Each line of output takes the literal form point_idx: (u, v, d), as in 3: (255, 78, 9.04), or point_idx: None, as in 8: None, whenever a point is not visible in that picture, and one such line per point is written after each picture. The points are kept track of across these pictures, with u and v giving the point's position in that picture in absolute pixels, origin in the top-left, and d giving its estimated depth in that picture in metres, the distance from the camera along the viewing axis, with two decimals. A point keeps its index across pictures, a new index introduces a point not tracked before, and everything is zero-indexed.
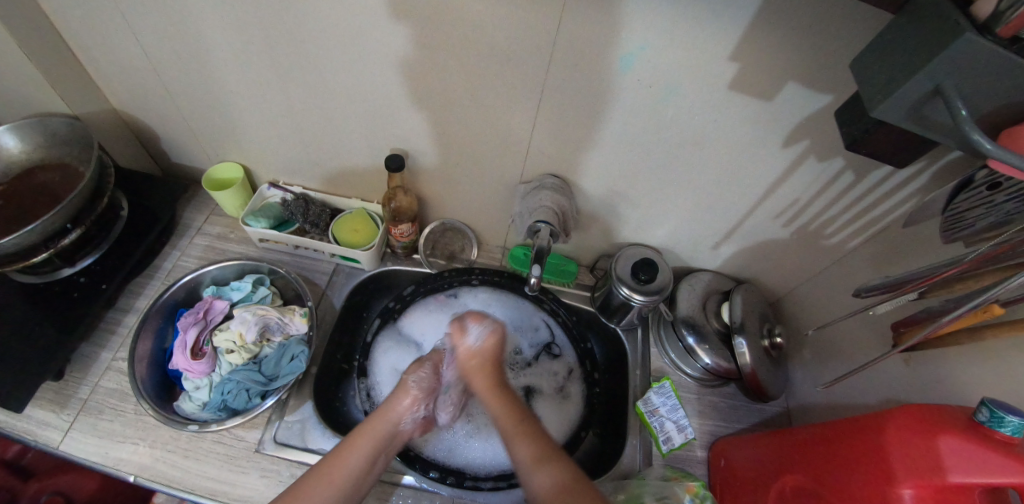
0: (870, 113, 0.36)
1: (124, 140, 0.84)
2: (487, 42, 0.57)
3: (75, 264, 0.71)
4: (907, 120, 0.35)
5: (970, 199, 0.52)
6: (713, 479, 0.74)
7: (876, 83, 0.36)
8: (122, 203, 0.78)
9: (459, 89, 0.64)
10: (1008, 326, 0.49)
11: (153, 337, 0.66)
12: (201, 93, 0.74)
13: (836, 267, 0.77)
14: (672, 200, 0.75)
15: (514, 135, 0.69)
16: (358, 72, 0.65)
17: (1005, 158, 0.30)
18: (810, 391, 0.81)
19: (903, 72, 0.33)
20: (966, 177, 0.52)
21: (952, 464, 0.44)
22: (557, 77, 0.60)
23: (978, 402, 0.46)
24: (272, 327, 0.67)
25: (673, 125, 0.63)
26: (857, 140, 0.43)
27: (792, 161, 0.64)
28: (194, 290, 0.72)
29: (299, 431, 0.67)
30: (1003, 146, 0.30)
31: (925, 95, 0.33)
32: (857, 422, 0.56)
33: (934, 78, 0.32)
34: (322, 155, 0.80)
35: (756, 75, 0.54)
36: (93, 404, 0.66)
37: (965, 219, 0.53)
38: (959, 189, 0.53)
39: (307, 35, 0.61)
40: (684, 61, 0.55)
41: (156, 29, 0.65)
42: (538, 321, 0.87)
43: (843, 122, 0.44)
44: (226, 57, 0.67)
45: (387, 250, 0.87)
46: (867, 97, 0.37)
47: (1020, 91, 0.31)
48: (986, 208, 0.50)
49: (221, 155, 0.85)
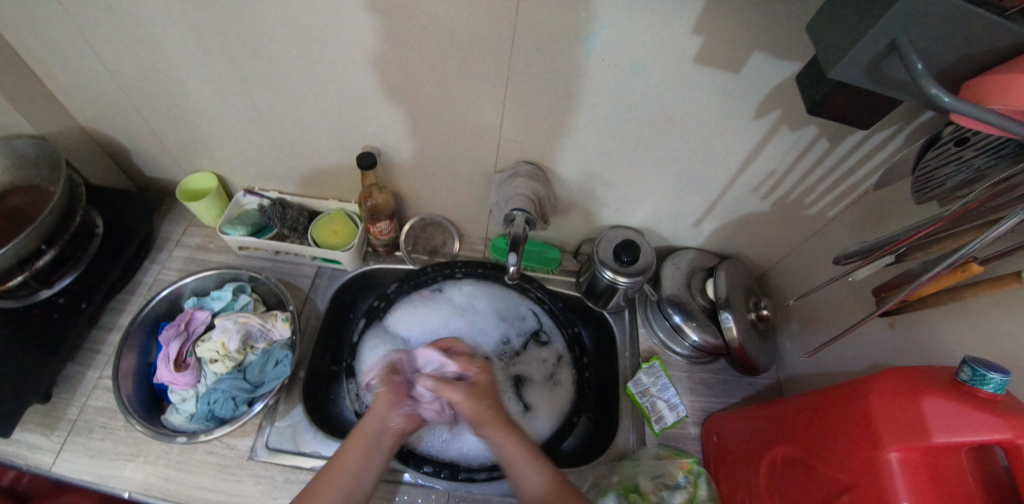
0: (828, 75, 0.35)
1: (94, 157, 0.83)
2: (448, 32, 0.56)
3: (53, 286, 0.70)
4: (866, 80, 0.34)
5: (940, 156, 0.51)
6: (707, 454, 0.74)
7: (830, 45, 0.35)
8: (98, 220, 0.77)
9: (424, 83, 0.63)
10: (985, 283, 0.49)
11: (137, 352, 0.66)
12: (165, 104, 0.72)
13: (818, 237, 0.77)
14: (650, 180, 0.74)
15: (485, 125, 0.68)
16: (321, 71, 0.63)
17: (964, 112, 0.29)
18: (799, 361, 0.81)
19: (857, 31, 0.32)
20: (932, 135, 0.52)
21: (937, 424, 0.44)
22: (522, 63, 0.59)
23: (960, 362, 0.46)
24: (255, 334, 0.66)
25: (643, 104, 0.62)
26: (821, 104, 0.42)
27: (766, 132, 0.63)
28: (176, 303, 0.72)
29: (291, 435, 0.67)
30: (963, 100, 0.29)
31: (880, 53, 0.32)
32: (843, 389, 0.55)
33: (887, 35, 0.31)
34: (295, 159, 0.79)
35: (722, 47, 0.53)
36: (82, 424, 0.66)
37: (934, 178, 0.53)
38: (926, 147, 0.53)
39: (264, 37, 0.60)
40: (648, 37, 0.53)
41: (111, 42, 0.63)
42: (525, 309, 0.86)
43: (808, 88, 0.43)
44: (186, 66, 0.66)
45: (369, 249, 0.87)
46: (825, 59, 0.36)
47: (977, 42, 0.30)
48: (955, 166, 0.50)
49: (194, 165, 0.84)
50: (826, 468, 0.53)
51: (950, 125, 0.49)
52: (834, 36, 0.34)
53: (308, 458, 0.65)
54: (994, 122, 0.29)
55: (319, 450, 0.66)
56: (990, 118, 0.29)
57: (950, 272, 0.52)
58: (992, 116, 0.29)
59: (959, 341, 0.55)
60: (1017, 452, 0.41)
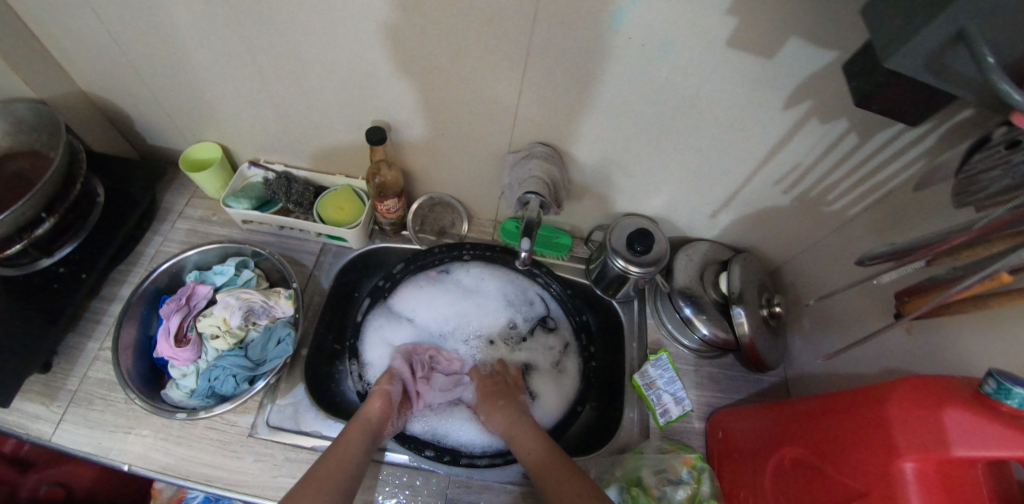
0: (882, 64, 0.33)
1: (97, 123, 0.80)
2: (464, 3, 0.53)
3: (53, 254, 0.69)
4: (923, 72, 0.32)
5: (986, 161, 0.47)
6: (711, 450, 0.74)
7: (888, 31, 0.32)
8: (99, 189, 0.75)
9: (440, 56, 0.60)
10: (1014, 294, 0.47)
11: (137, 325, 0.65)
12: (168, 69, 0.69)
13: (838, 234, 0.75)
14: (668, 167, 0.72)
15: (500, 104, 0.66)
16: (329, 42, 0.60)
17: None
18: (809, 360, 0.80)
19: (922, 16, 0.30)
20: (983, 136, 0.47)
21: (955, 437, 0.43)
22: (543, 38, 0.55)
23: (984, 374, 0.44)
24: (257, 311, 0.63)
25: (668, 88, 0.59)
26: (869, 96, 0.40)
27: (795, 123, 0.60)
28: (178, 276, 0.70)
29: (292, 414, 0.66)
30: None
31: (947, 41, 0.29)
32: (859, 393, 0.54)
33: (957, 22, 0.28)
34: (301, 131, 0.77)
35: (758, 29, 0.50)
36: (83, 395, 0.65)
37: (980, 181, 0.48)
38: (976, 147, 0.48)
39: (272, 1, 0.56)
40: (680, 16, 0.50)
41: (111, 3, 0.60)
42: (533, 294, 0.84)
43: (856, 76, 0.40)
44: (190, 29, 0.62)
45: (375, 228, 0.84)
46: (879, 45, 0.33)
47: None
48: (1004, 169, 0.45)
49: (197, 134, 0.81)
50: (836, 472, 0.52)
51: (1004, 127, 0.45)
52: (893, 22, 0.32)
53: (309, 438, 0.64)
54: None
55: (320, 430, 0.66)
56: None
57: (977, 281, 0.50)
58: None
59: (980, 349, 0.54)
60: None
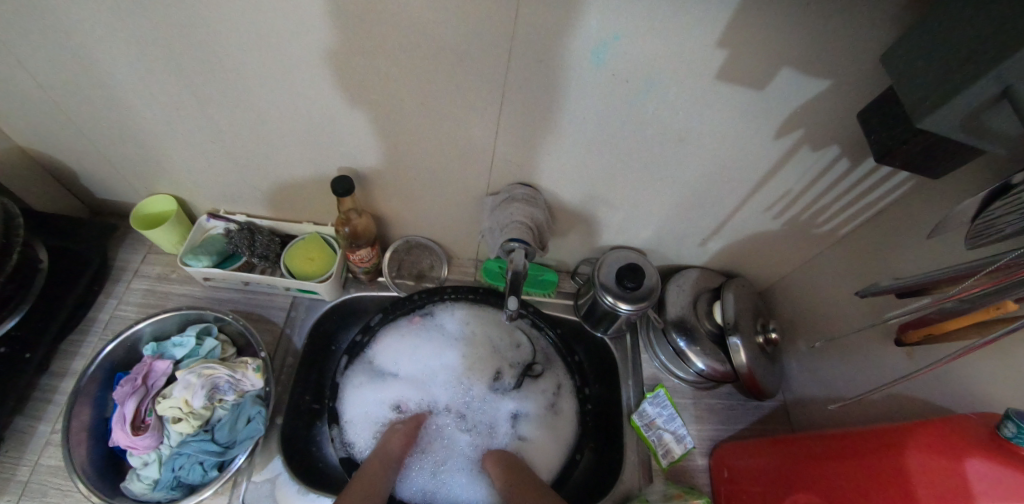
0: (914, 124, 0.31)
1: (38, 180, 0.73)
2: (430, 43, 0.49)
3: (2, 327, 0.59)
4: (958, 130, 0.30)
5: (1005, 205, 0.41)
6: (717, 489, 0.70)
7: (921, 89, 0.30)
8: (43, 256, 0.67)
9: (409, 96, 0.56)
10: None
11: (91, 407, 0.59)
12: (112, 119, 0.63)
13: (828, 256, 0.73)
14: (654, 198, 0.68)
15: (475, 144, 0.62)
16: (286, 87, 0.56)
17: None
18: (807, 384, 0.78)
19: (959, 74, 0.28)
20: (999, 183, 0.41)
21: (982, 490, 0.40)
22: (518, 77, 0.52)
23: (1001, 415, 0.42)
24: (223, 387, 0.58)
25: (653, 122, 0.55)
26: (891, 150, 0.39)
27: (786, 152, 0.57)
28: (134, 348, 0.64)
29: (270, 491, 0.61)
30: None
31: (989, 98, 0.28)
32: (873, 437, 0.51)
33: (997, 82, 0.26)
34: (262, 178, 0.71)
35: (747, 63, 0.47)
36: (33, 488, 0.59)
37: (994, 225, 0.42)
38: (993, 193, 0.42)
39: (221, 46, 0.51)
40: (664, 51, 0.47)
41: (40, 55, 0.54)
42: (520, 337, 0.80)
43: (875, 128, 0.40)
44: (134, 78, 0.57)
45: (349, 276, 0.79)
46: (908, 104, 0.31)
47: None
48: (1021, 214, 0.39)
49: (149, 186, 0.75)
50: None
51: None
52: (929, 76, 0.30)
53: None
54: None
55: None
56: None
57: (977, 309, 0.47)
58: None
59: None
60: None
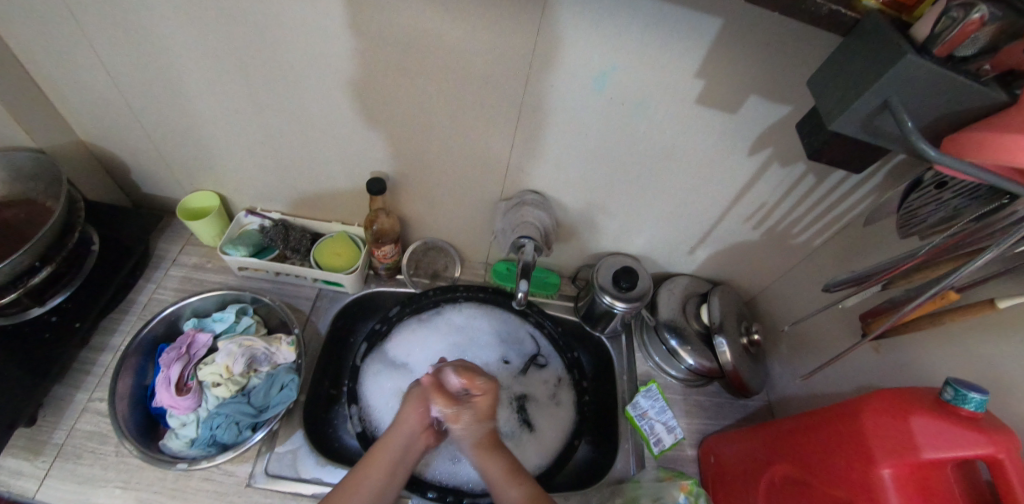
0: (828, 126, 0.40)
1: (93, 173, 0.81)
2: (464, 66, 0.59)
3: (45, 303, 0.67)
4: (860, 132, 0.39)
5: (921, 197, 0.54)
6: (704, 475, 0.76)
7: (832, 101, 0.40)
8: (95, 239, 0.75)
9: (439, 110, 0.65)
10: (961, 311, 0.55)
11: (133, 374, 0.64)
12: (175, 122, 0.72)
13: (804, 264, 0.82)
14: (649, 208, 0.78)
15: (494, 155, 0.71)
16: (336, 99, 0.66)
17: (964, 172, 0.33)
18: (789, 383, 0.85)
19: (852, 90, 0.38)
20: (916, 179, 0.55)
21: (924, 441, 0.48)
22: (534, 97, 0.62)
23: (942, 383, 0.51)
24: (259, 358, 0.65)
25: (645, 139, 0.66)
26: (818, 150, 0.48)
27: (759, 167, 0.68)
28: (174, 324, 0.70)
29: (291, 461, 0.66)
30: (972, 165, 0.33)
31: (875, 108, 0.36)
32: (836, 408, 0.58)
33: (879, 95, 0.35)
34: (302, 180, 0.80)
35: (721, 90, 0.58)
36: (70, 449, 0.63)
37: (918, 214, 0.55)
38: (912, 188, 0.56)
39: (285, 62, 0.61)
40: (653, 80, 0.58)
41: (128, 62, 0.64)
42: (524, 333, 0.87)
43: (809, 135, 0.49)
44: (202, 85, 0.66)
45: (371, 272, 0.87)
46: (827, 110, 0.41)
47: (941, 100, 0.34)
48: (936, 205, 0.52)
49: (195, 184, 0.83)
50: (824, 485, 0.56)
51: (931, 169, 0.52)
52: (836, 92, 0.40)
53: (309, 486, 0.64)
54: (996, 182, 0.33)
55: (320, 477, 0.65)
56: (990, 177, 0.33)
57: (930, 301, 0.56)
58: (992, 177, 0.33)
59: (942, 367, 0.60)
60: (999, 465, 0.45)
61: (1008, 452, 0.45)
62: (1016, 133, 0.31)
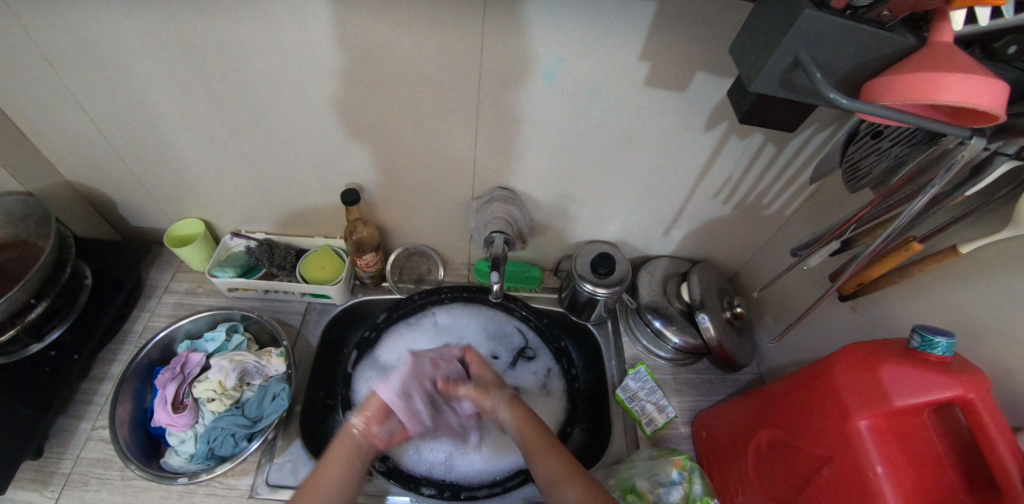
0: (749, 88, 0.43)
1: (82, 211, 0.84)
2: (418, 73, 0.62)
3: (44, 339, 0.69)
4: (779, 88, 0.42)
5: (860, 149, 0.56)
6: (699, 451, 0.76)
7: (748, 64, 0.42)
8: (86, 272, 0.78)
9: (402, 118, 0.68)
10: (929, 260, 0.55)
11: (132, 398, 0.67)
12: (154, 155, 0.75)
13: (780, 234, 0.83)
14: (620, 193, 0.79)
15: (460, 156, 0.73)
16: (303, 116, 0.68)
17: (879, 114, 0.36)
18: (778, 353, 0.85)
19: (765, 51, 0.40)
20: (850, 132, 0.57)
21: (895, 389, 0.49)
22: (489, 95, 0.64)
23: (910, 331, 0.52)
24: (251, 371, 0.68)
25: (603, 125, 0.68)
26: (748, 113, 0.51)
27: (718, 142, 0.69)
28: (168, 347, 0.73)
29: (292, 470, 0.67)
30: (886, 107, 0.36)
31: (788, 65, 0.39)
32: (809, 367, 0.59)
33: (791, 52, 0.38)
34: (280, 199, 0.83)
35: (667, 70, 0.60)
36: (77, 477, 0.65)
37: (860, 168, 0.57)
38: (847, 142, 0.58)
39: (249, 86, 0.64)
40: (599, 66, 0.60)
41: (103, 101, 0.67)
42: (511, 328, 0.88)
43: (739, 100, 0.52)
44: (176, 117, 0.69)
45: (357, 282, 0.89)
46: (746, 73, 0.43)
47: (849, 41, 0.37)
48: (876, 156, 0.54)
49: (179, 212, 0.86)
50: (805, 445, 0.56)
51: (864, 121, 0.55)
52: (750, 57, 0.42)
53: None
54: (909, 121, 0.36)
55: None
56: (904, 118, 0.36)
57: (894, 254, 0.58)
58: (907, 117, 0.36)
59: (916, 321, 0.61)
60: (969, 406, 0.46)
61: (977, 392, 0.46)
62: (938, 71, 0.33)
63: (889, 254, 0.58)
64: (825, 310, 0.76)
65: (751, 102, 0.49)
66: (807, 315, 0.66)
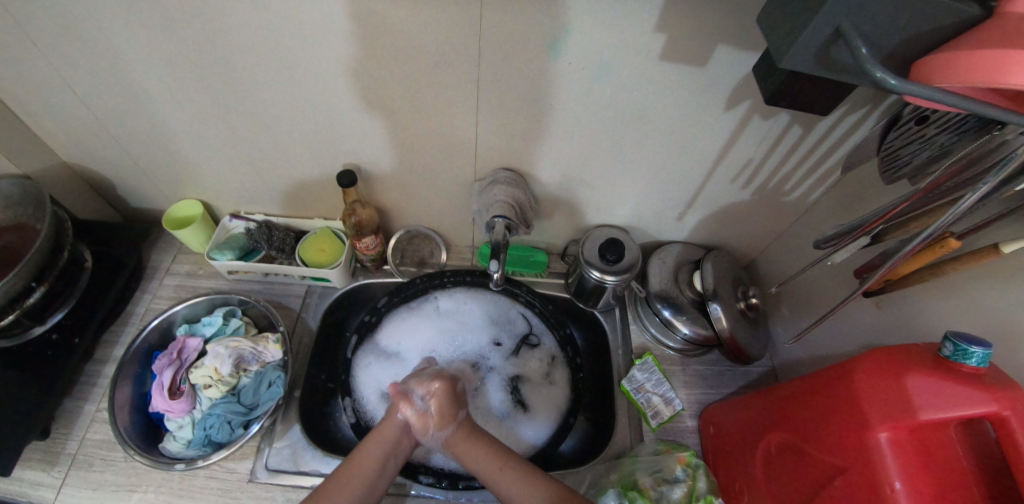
0: (779, 64, 0.38)
1: (82, 192, 0.83)
2: (414, 46, 0.57)
3: (46, 322, 0.70)
4: (814, 66, 0.37)
5: (902, 136, 0.50)
6: (705, 446, 0.74)
7: (778, 37, 0.37)
8: (87, 255, 0.77)
9: (398, 97, 0.64)
10: (966, 258, 0.50)
11: (132, 382, 0.67)
12: (148, 135, 0.73)
13: (802, 221, 0.78)
14: (632, 176, 0.75)
15: (461, 135, 0.69)
16: (296, 94, 0.64)
17: (936, 99, 0.31)
18: (794, 347, 0.81)
19: (797, 23, 0.35)
20: (892, 116, 0.51)
21: (922, 402, 0.45)
22: (490, 70, 0.59)
23: (942, 337, 0.47)
24: (247, 357, 0.67)
25: (614, 104, 0.63)
26: (775, 93, 0.45)
27: (739, 122, 0.64)
28: (168, 331, 0.73)
29: (290, 455, 0.67)
30: (942, 90, 0.31)
31: (827, 38, 0.34)
32: (829, 369, 0.55)
33: (831, 23, 0.33)
34: (279, 179, 0.80)
35: (685, 43, 0.54)
36: (83, 457, 0.66)
37: (899, 156, 0.51)
38: (888, 127, 0.52)
39: (238, 62, 0.60)
40: (611, 39, 0.54)
41: (90, 79, 0.64)
42: (514, 314, 0.86)
43: (763, 78, 0.46)
44: (165, 95, 0.66)
45: (357, 265, 0.87)
46: (775, 47, 0.38)
47: (902, 8, 0.31)
48: (919, 144, 0.48)
49: (178, 193, 0.85)
50: (819, 451, 0.53)
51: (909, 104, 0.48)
52: (780, 29, 0.37)
53: (310, 478, 0.65)
54: (969, 107, 0.30)
55: (320, 469, 0.67)
56: (965, 103, 0.30)
57: (930, 248, 0.53)
58: (969, 103, 0.30)
59: (948, 322, 0.56)
60: (1004, 423, 0.42)
61: (1014, 409, 0.42)
62: (1014, 46, 0.27)
63: (925, 249, 0.53)
64: (847, 305, 0.71)
65: (777, 81, 0.44)
66: (831, 315, 0.60)
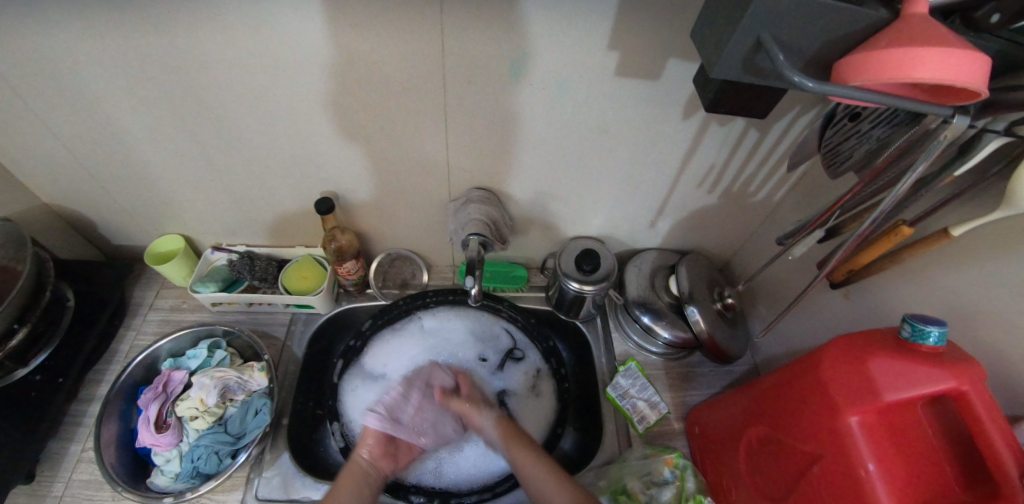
0: (711, 74, 0.41)
1: (63, 233, 0.84)
2: (382, 75, 0.60)
3: (29, 363, 0.70)
4: (742, 73, 0.39)
5: (838, 133, 0.53)
6: (693, 447, 0.75)
7: (708, 49, 0.40)
8: (69, 293, 0.77)
9: (370, 124, 0.66)
10: (918, 245, 0.53)
11: (118, 419, 0.67)
12: (127, 174, 0.75)
13: (770, 220, 0.80)
14: (603, 187, 0.77)
15: (434, 157, 0.71)
16: (271, 126, 0.66)
17: (850, 96, 0.34)
18: (773, 343, 0.83)
19: (723, 36, 0.38)
20: (828, 114, 0.53)
21: (885, 384, 0.47)
22: (456, 93, 0.62)
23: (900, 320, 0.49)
24: (233, 387, 0.68)
25: (577, 119, 0.65)
26: (715, 100, 0.48)
27: (697, 130, 0.67)
28: (153, 366, 0.73)
29: (281, 484, 0.67)
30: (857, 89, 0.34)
31: (750, 48, 0.37)
32: (798, 361, 0.57)
33: (751, 34, 0.35)
34: (259, 210, 0.82)
35: (636, 59, 0.57)
36: (68, 499, 0.65)
37: (840, 152, 0.54)
38: (824, 127, 0.55)
39: (212, 99, 0.63)
40: (567, 58, 0.57)
41: (69, 122, 0.66)
42: (498, 329, 0.87)
43: (705, 87, 0.49)
44: (142, 134, 0.68)
45: (341, 290, 0.89)
46: (707, 58, 0.41)
47: (813, 18, 0.34)
48: (857, 138, 0.51)
49: (160, 229, 0.86)
50: (796, 442, 0.55)
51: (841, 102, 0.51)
52: (709, 42, 0.40)
53: None
54: (882, 101, 0.34)
55: (310, 495, 0.67)
56: (878, 98, 0.33)
57: (884, 239, 0.55)
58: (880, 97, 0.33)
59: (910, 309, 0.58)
60: (963, 399, 0.44)
61: (971, 383, 0.44)
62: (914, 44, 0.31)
63: (879, 239, 0.55)
64: (818, 298, 0.73)
65: (718, 90, 0.47)
66: (796, 302, 0.64)
